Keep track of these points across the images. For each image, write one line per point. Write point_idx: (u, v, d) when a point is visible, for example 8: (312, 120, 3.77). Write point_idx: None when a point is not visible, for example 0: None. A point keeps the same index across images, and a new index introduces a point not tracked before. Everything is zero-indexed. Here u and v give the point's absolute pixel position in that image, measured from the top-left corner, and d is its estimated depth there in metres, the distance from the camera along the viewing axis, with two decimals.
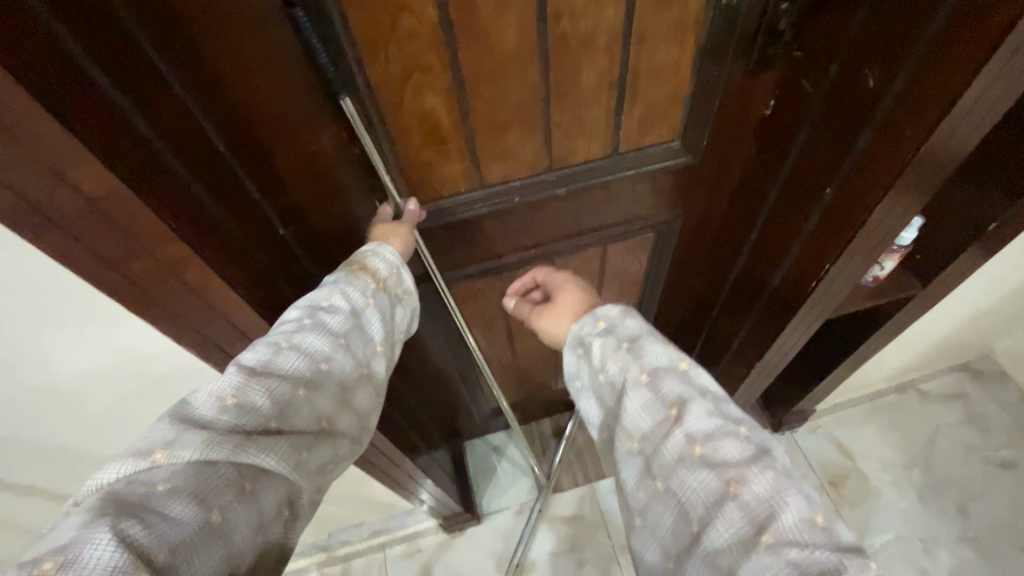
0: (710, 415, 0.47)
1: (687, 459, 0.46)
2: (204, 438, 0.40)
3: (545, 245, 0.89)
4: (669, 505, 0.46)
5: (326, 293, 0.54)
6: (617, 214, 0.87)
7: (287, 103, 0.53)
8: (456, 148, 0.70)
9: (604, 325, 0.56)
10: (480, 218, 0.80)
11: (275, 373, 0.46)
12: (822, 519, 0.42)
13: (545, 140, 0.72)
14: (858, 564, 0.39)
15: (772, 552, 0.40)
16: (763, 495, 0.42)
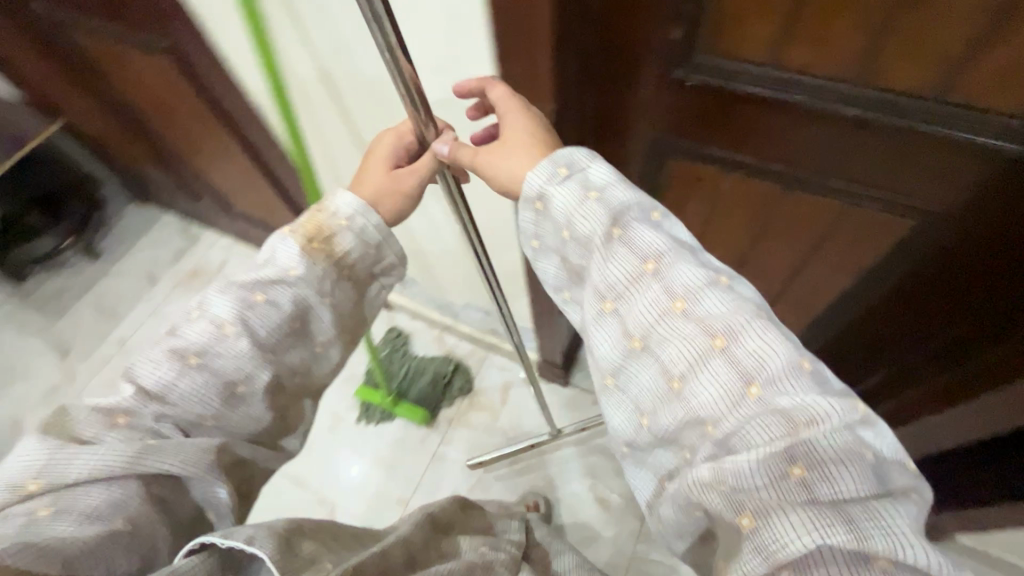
0: (691, 265, 0.42)
1: (668, 314, 0.41)
2: (89, 459, 0.42)
3: (795, 165, 0.68)
4: (646, 363, 0.42)
5: (263, 283, 0.49)
6: (888, 178, 0.64)
7: None
8: (779, 17, 0.54)
9: (563, 175, 0.47)
10: (752, 103, 0.62)
11: (171, 388, 0.46)
12: (810, 363, 0.38)
13: (875, 39, 0.52)
14: (848, 407, 0.36)
15: (760, 403, 0.37)
16: (753, 349, 0.38)
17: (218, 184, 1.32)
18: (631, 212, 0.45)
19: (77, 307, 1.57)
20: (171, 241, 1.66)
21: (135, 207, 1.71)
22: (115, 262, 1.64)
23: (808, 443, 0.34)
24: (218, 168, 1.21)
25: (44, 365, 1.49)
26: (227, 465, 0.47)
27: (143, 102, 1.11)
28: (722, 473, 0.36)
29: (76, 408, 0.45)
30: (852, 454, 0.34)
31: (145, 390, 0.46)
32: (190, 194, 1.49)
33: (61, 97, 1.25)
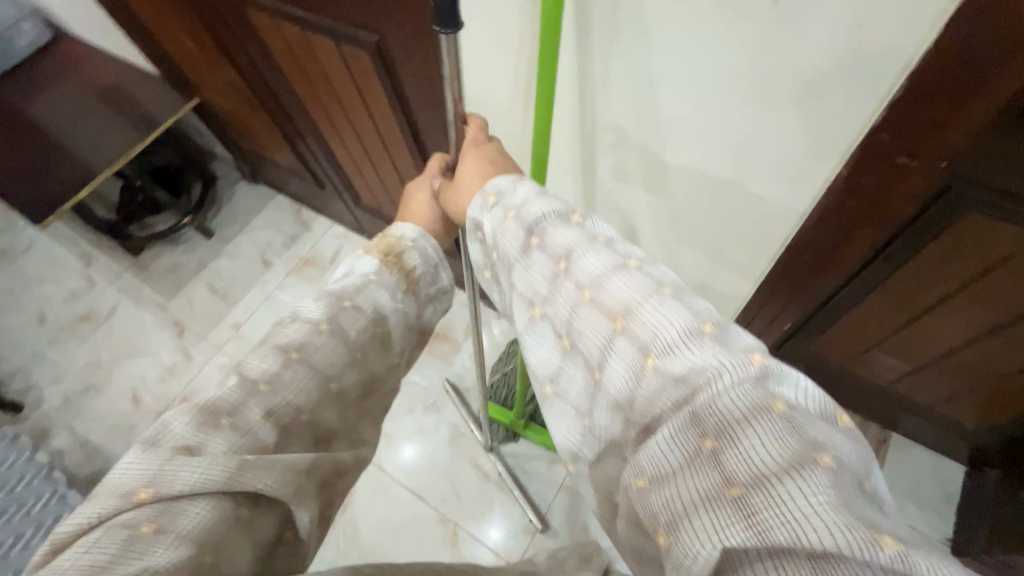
0: (597, 254, 0.40)
1: (579, 304, 0.39)
2: (194, 471, 0.41)
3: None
4: (574, 361, 0.40)
5: (351, 288, 0.52)
6: None
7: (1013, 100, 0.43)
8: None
9: (492, 202, 0.46)
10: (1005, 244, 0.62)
11: (280, 379, 0.46)
12: (713, 327, 0.35)
13: None
14: (746, 362, 0.33)
15: (658, 373, 0.34)
16: (652, 321, 0.36)
17: (337, 155, 1.18)
18: (540, 217, 0.42)
19: (194, 283, 1.55)
20: (285, 224, 1.62)
21: (245, 184, 1.70)
22: (230, 241, 1.61)
23: (707, 408, 0.32)
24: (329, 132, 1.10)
25: (160, 338, 1.48)
26: (315, 484, 0.47)
27: (298, 94, 1.03)
28: (639, 467, 0.33)
29: (177, 419, 0.44)
30: (759, 412, 0.31)
31: (257, 381, 0.46)
32: (306, 181, 1.44)
33: (194, 64, 1.21)
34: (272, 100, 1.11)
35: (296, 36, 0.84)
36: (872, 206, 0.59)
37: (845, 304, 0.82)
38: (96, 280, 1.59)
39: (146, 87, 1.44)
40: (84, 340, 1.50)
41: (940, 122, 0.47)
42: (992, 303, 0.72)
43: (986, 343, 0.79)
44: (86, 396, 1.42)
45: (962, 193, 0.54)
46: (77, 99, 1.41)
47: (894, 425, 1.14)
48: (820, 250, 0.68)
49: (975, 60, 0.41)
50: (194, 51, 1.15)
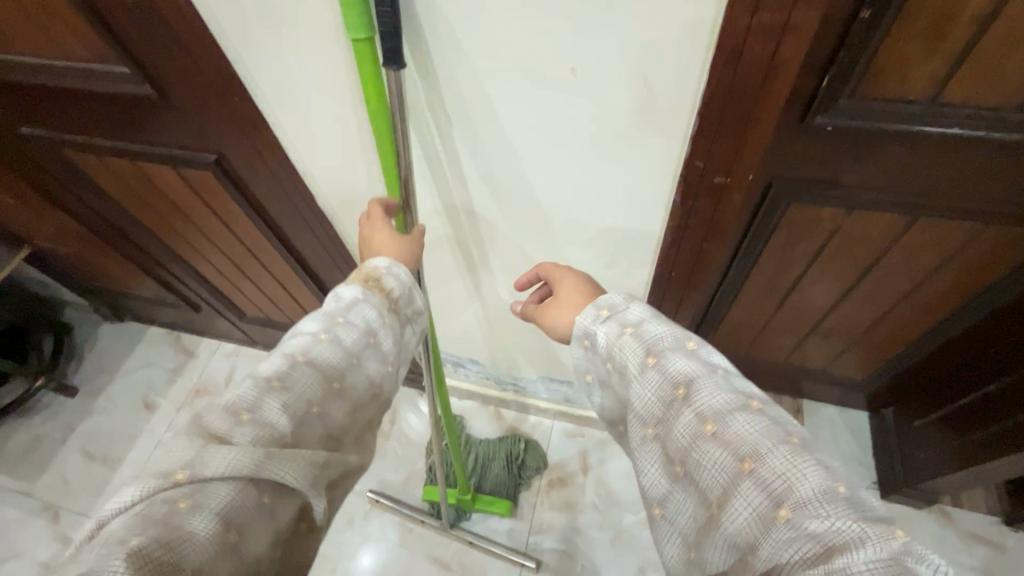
0: (721, 390, 0.44)
1: (700, 438, 0.42)
2: (225, 456, 0.39)
3: (848, 258, 0.79)
4: (690, 489, 0.43)
5: (339, 309, 0.49)
6: (916, 265, 0.78)
7: (764, 122, 0.52)
8: (848, 186, 0.62)
9: (606, 316, 0.52)
10: (821, 220, 0.71)
11: (292, 377, 0.44)
12: (846, 489, 0.38)
13: (944, 182, 0.60)
14: (881, 532, 0.34)
15: (791, 527, 0.37)
16: (783, 471, 0.39)
17: (206, 275, 1.10)
18: (650, 343, 0.48)
19: (65, 453, 1.33)
20: (165, 358, 1.46)
21: (108, 326, 1.53)
22: (100, 393, 1.42)
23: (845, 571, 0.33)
24: (193, 260, 1.04)
25: (30, 530, 1.23)
26: (326, 483, 0.44)
27: (147, 225, 0.96)
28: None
29: (209, 407, 0.42)
30: None
31: (269, 379, 0.44)
32: (179, 308, 1.32)
33: (14, 215, 1.09)
34: (118, 235, 1.02)
35: (129, 170, 0.79)
36: (717, 224, 0.66)
37: (724, 301, 0.89)
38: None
39: None
40: None
41: (738, 146, 0.54)
42: (833, 270, 0.82)
43: (846, 304, 0.89)
44: None
45: (778, 188, 0.62)
46: None
47: (804, 393, 1.23)
48: (686, 268, 0.74)
49: (744, 95, 0.49)
50: (14, 205, 1.04)
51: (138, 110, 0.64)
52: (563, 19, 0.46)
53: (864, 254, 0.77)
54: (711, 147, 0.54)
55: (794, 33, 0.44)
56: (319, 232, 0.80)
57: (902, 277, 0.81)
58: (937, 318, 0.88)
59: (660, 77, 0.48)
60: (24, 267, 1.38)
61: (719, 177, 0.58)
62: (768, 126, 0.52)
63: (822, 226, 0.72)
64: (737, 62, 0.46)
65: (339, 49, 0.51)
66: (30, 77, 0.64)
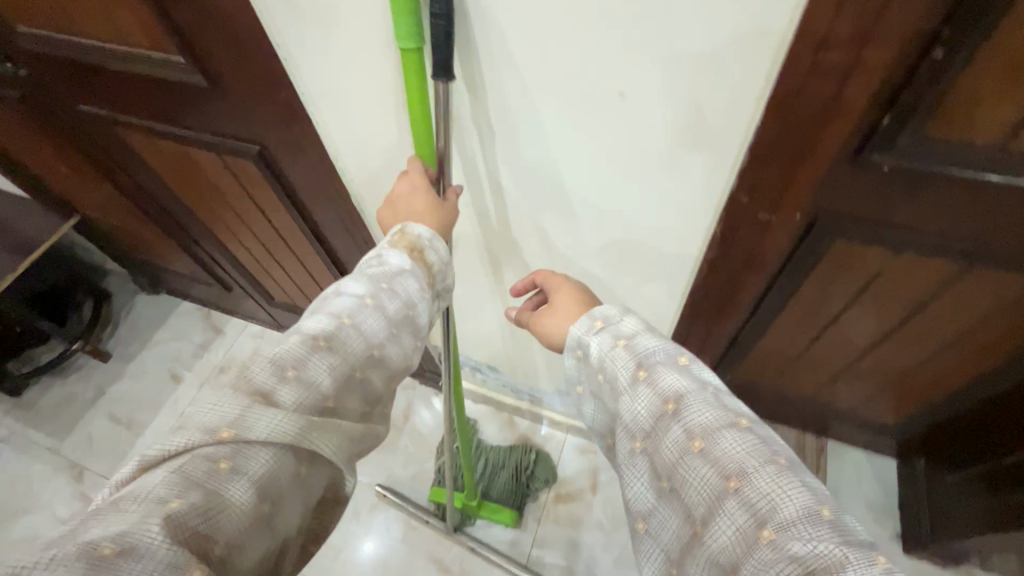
0: (711, 407, 0.42)
1: (688, 454, 0.41)
2: (271, 418, 0.39)
3: (890, 300, 0.75)
4: (675, 506, 0.42)
5: (386, 275, 0.49)
6: (965, 314, 0.74)
7: (817, 159, 0.50)
8: (901, 226, 0.59)
9: (599, 327, 0.52)
10: (866, 258, 0.68)
11: (337, 340, 0.44)
12: (831, 512, 0.36)
13: (1006, 235, 0.56)
14: (863, 558, 0.33)
15: (774, 548, 0.35)
16: (768, 491, 0.37)
17: (240, 258, 1.12)
18: (637, 357, 0.47)
19: (93, 414, 1.39)
20: (194, 332, 1.50)
21: (145, 297, 1.58)
22: (131, 360, 1.47)
23: None
24: (229, 242, 1.07)
25: (54, 487, 1.28)
26: (357, 456, 0.44)
27: (189, 205, 0.99)
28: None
29: (254, 362, 0.42)
30: None
31: (315, 338, 0.44)
32: (211, 286, 1.36)
33: (68, 184, 1.13)
34: (161, 212, 1.06)
35: (175, 153, 0.81)
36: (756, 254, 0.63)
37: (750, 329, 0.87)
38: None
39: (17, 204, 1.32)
40: None
41: (786, 181, 0.52)
42: (872, 309, 0.78)
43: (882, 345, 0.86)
44: None
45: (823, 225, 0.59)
46: None
47: (829, 432, 1.19)
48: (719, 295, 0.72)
49: (797, 130, 0.47)
50: (67, 175, 1.08)
51: (188, 97, 0.65)
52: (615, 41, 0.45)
53: (908, 297, 0.73)
54: (756, 180, 0.53)
55: (861, 70, 0.42)
56: (350, 227, 0.81)
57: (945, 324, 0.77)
58: (982, 369, 0.84)
59: (707, 106, 0.47)
60: (73, 233, 1.44)
61: (763, 211, 0.56)
62: (821, 164, 0.50)
63: (866, 263, 0.69)
64: (794, 98, 0.44)
65: (388, 56, 0.51)
66: (91, 57, 0.66)
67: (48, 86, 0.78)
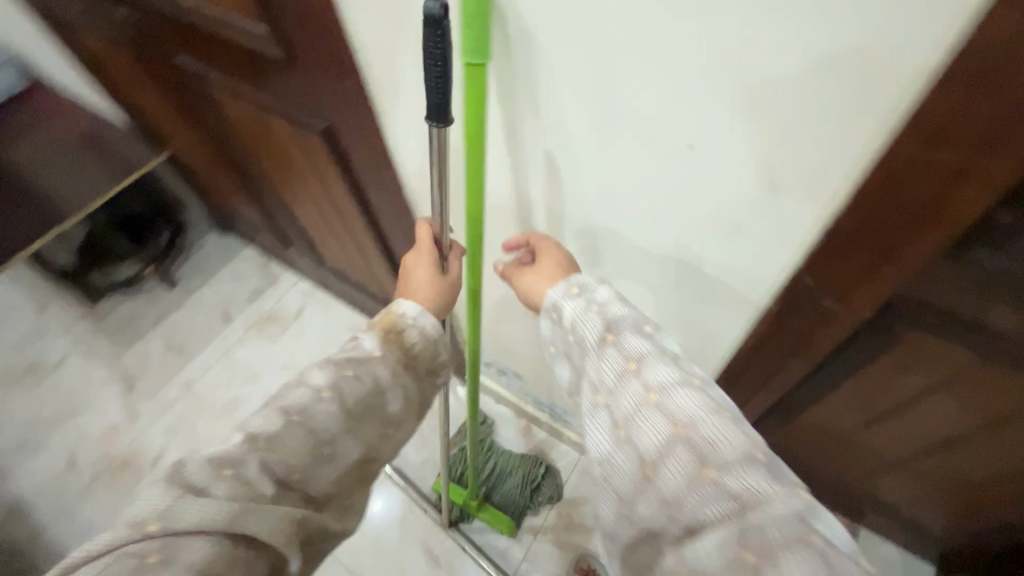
0: (669, 368, 0.47)
1: (645, 408, 0.46)
2: (201, 512, 0.44)
3: (966, 406, 0.66)
4: (627, 454, 0.46)
5: (352, 359, 0.53)
6: None
7: (904, 261, 0.43)
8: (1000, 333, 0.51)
9: (575, 292, 0.55)
10: (946, 356, 0.60)
11: (279, 434, 0.49)
12: (765, 456, 0.43)
13: None
14: (789, 495, 0.40)
15: (715, 484, 0.41)
16: (715, 441, 0.43)
17: (300, 219, 1.16)
18: (609, 322, 0.51)
19: (152, 335, 1.50)
20: (251, 278, 1.58)
21: (215, 235, 1.68)
22: (192, 292, 1.57)
23: (757, 522, 0.40)
24: (292, 203, 1.10)
25: (108, 394, 1.41)
26: (299, 532, 0.49)
27: (260, 162, 1.02)
28: (688, 556, 0.41)
29: (190, 459, 0.47)
30: (798, 541, 0.38)
31: (255, 436, 0.48)
32: (272, 238, 1.42)
33: (160, 120, 1.20)
34: (237, 164, 1.10)
35: (253, 115, 0.84)
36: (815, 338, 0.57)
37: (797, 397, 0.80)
38: (49, 327, 1.52)
39: (124, 134, 1.45)
40: (27, 390, 1.43)
41: (864, 273, 0.46)
42: (941, 409, 0.69)
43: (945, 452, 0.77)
44: (18, 454, 1.33)
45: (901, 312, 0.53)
46: (55, 143, 1.43)
47: (866, 522, 1.09)
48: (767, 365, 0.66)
49: (888, 220, 0.41)
50: (162, 114, 1.15)
51: (268, 68, 0.67)
52: (691, 90, 0.41)
53: (989, 407, 0.64)
54: (829, 261, 0.47)
55: (978, 179, 0.35)
56: (400, 214, 0.81)
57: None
58: None
59: (785, 174, 0.43)
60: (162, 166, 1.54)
61: (830, 295, 0.50)
62: (908, 268, 0.43)
63: (945, 361, 0.60)
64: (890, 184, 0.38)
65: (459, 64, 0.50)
66: (191, 16, 0.69)
67: (153, 34, 0.82)
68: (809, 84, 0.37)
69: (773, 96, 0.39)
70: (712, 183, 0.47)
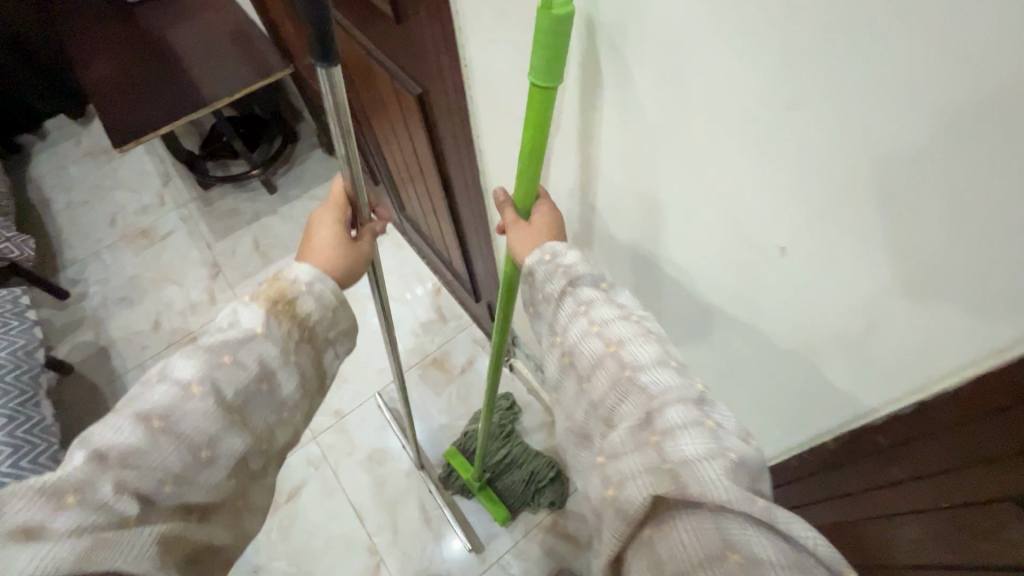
0: (612, 303, 0.47)
1: (585, 335, 0.46)
2: (41, 556, 0.36)
3: None
4: (571, 376, 0.48)
5: (231, 344, 0.47)
6: None
7: None
8: None
9: (549, 258, 0.51)
10: None
11: (140, 445, 0.42)
12: (677, 362, 0.44)
13: None
14: (692, 390, 0.41)
15: (629, 382, 0.43)
16: (637, 359, 0.44)
17: (389, 165, 1.17)
18: (573, 258, 0.50)
19: (245, 232, 1.62)
20: None
21: (320, 153, 1.75)
22: (287, 202, 1.67)
23: (660, 411, 0.40)
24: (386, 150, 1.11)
25: (198, 275, 1.56)
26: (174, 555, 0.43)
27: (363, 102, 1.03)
28: (606, 447, 0.41)
29: (2, 502, 0.38)
30: (694, 423, 0.39)
31: (104, 452, 0.42)
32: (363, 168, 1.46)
33: (292, 40, 1.24)
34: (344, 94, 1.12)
35: (360, 57, 0.84)
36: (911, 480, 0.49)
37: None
38: (166, 201, 1.70)
39: (260, 39, 1.51)
40: (138, 251, 1.62)
41: None
42: None
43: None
44: (119, 305, 1.53)
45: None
46: (201, 34, 1.52)
47: None
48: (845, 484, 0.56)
49: None
50: (291, 31, 1.19)
51: (378, 21, 0.65)
52: (828, 150, 0.34)
53: None
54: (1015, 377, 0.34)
55: None
56: (474, 194, 0.78)
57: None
58: None
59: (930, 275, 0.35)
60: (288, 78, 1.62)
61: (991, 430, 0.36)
62: None
63: None
64: None
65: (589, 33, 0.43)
66: None
67: None
68: (985, 177, 0.29)
69: (948, 175, 0.30)
70: (836, 263, 0.40)
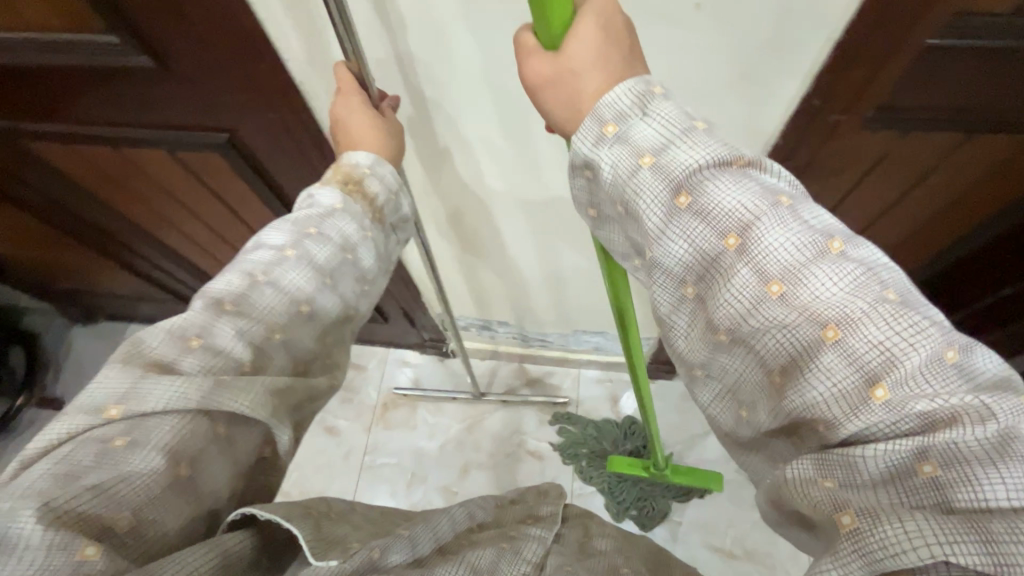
0: (789, 238, 0.30)
1: (759, 300, 0.31)
2: (167, 388, 0.36)
3: None
4: (740, 354, 0.33)
5: (314, 218, 0.47)
6: None
7: None
8: None
9: (613, 135, 0.34)
10: None
11: (248, 301, 0.41)
12: (958, 353, 0.28)
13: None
14: (1009, 406, 0.26)
15: (888, 408, 0.28)
16: (879, 339, 0.28)
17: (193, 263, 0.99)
18: (676, 139, 0.33)
19: None
20: None
21: (81, 328, 1.39)
22: None
23: (948, 442, 0.26)
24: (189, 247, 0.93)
25: None
26: (287, 395, 0.41)
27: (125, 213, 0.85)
28: (828, 462, 0.30)
29: (150, 334, 0.39)
30: (1005, 458, 0.25)
31: (223, 301, 0.41)
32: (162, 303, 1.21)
33: None
34: (80, 223, 0.90)
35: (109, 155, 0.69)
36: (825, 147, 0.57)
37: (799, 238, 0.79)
38: None
39: None
40: None
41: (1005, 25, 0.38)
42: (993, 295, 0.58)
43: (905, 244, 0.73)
44: None
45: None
46: None
47: None
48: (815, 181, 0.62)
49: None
50: None
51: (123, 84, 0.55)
52: None
53: None
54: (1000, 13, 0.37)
55: None
56: None
57: (943, 202, 0.65)
58: None
59: None
60: None
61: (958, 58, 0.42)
62: None
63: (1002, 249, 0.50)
64: None
65: None
66: None
67: None
68: None
69: None
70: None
